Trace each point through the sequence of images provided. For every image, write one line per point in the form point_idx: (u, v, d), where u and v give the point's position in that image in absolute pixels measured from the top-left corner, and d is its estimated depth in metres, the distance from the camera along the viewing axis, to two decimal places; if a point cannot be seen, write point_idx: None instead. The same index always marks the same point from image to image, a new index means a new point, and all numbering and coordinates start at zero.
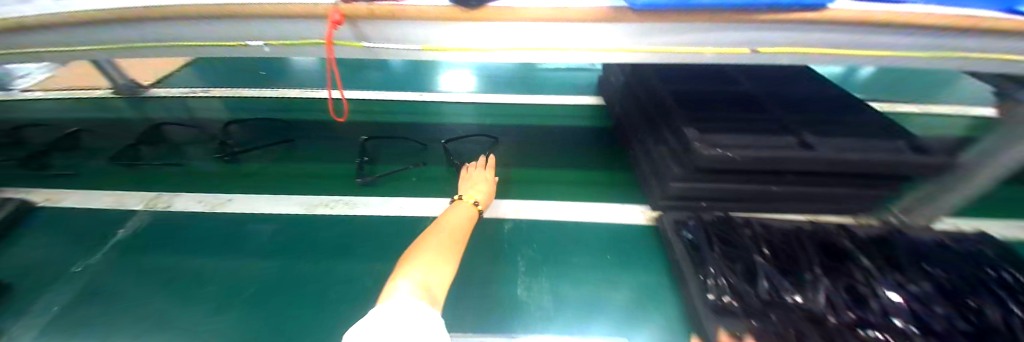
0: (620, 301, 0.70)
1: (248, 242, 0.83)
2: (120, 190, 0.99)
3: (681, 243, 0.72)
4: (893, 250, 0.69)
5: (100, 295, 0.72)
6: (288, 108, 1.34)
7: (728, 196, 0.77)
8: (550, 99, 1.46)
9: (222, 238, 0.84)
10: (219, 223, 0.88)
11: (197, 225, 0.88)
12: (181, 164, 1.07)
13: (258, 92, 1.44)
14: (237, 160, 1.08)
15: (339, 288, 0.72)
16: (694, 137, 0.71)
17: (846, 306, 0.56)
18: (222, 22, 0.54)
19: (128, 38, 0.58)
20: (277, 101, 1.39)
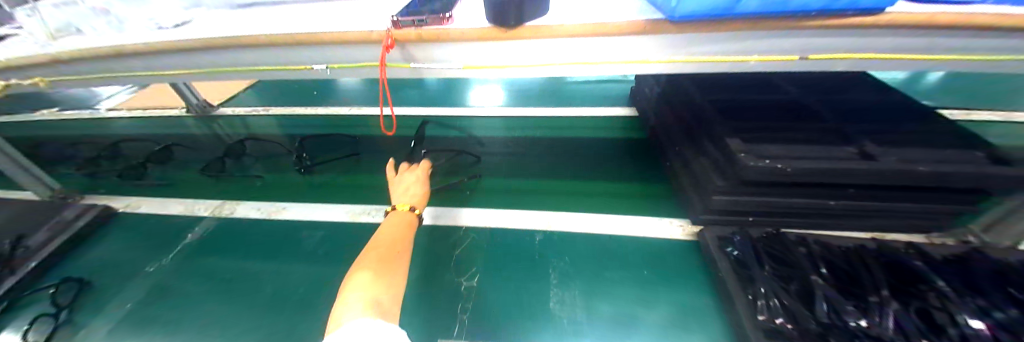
0: (661, 317, 0.67)
1: (297, 249, 0.88)
2: (191, 198, 1.09)
3: (724, 259, 0.69)
4: (978, 271, 0.62)
5: (172, 292, 0.79)
6: (334, 125, 1.45)
7: (779, 211, 0.73)
8: (578, 111, 1.46)
9: (274, 243, 0.91)
10: (272, 231, 0.95)
11: (252, 232, 0.95)
12: (243, 176, 1.17)
13: (309, 110, 1.56)
14: (313, 172, 1.16)
15: None
16: (738, 148, 0.68)
17: (920, 332, 0.51)
18: (287, 48, 0.60)
19: (213, 65, 0.65)
20: (325, 118, 1.50)
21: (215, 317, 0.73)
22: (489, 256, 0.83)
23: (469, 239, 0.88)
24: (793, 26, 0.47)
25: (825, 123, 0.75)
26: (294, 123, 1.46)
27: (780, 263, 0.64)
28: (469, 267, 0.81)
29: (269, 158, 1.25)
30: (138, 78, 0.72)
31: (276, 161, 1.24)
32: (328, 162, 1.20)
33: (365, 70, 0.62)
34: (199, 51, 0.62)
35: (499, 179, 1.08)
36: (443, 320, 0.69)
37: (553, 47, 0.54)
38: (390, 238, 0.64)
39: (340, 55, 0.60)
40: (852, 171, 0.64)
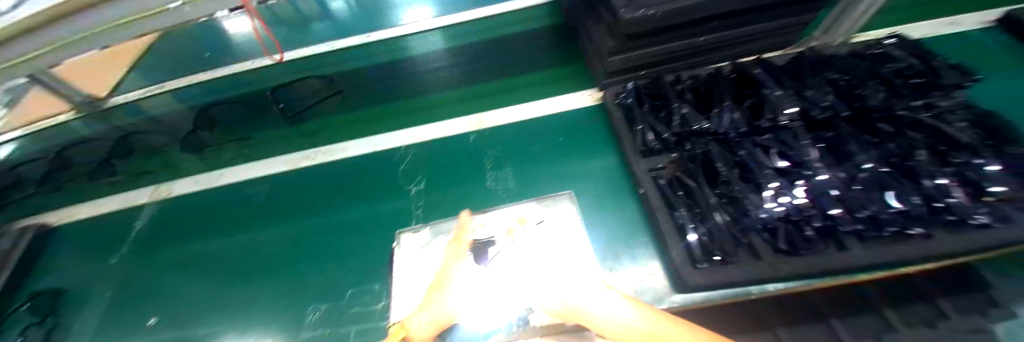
0: (576, 169, 0.84)
1: (254, 212, 0.94)
2: (123, 190, 1.06)
3: (619, 107, 0.83)
4: (805, 66, 0.78)
5: (151, 287, 0.86)
6: (230, 84, 1.21)
7: (663, 57, 0.84)
8: (506, 7, 1.31)
9: (232, 203, 0.97)
10: (221, 204, 0.97)
11: (200, 211, 0.97)
12: (167, 155, 1.11)
13: (194, 75, 1.24)
14: (302, 118, 1.10)
15: (346, 231, 0.84)
16: (619, 6, 0.73)
17: (746, 122, 0.70)
18: (120, 1, 0.48)
19: (68, 37, 0.53)
20: (215, 80, 1.23)
21: (213, 276, 0.85)
22: (430, 162, 0.92)
23: (407, 155, 0.95)
24: None
25: None
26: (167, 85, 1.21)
27: (658, 99, 0.79)
28: (415, 175, 0.90)
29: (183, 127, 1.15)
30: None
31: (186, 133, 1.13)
32: (314, 105, 1.12)
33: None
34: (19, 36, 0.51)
35: (430, 96, 1.09)
36: (401, 219, 0.83)
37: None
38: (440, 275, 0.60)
39: None
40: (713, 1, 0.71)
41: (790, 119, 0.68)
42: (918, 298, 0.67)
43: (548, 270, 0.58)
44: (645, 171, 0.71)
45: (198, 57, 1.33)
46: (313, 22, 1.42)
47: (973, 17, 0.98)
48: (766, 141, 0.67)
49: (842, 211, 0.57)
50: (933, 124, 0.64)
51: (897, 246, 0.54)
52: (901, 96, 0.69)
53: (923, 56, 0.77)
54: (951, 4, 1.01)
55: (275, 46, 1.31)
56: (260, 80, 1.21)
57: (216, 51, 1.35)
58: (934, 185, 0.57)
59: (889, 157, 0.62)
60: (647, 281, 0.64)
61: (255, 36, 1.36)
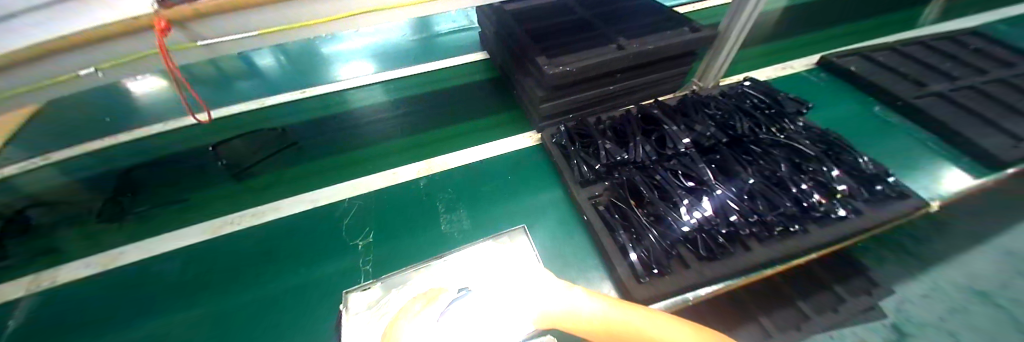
0: (525, 205, 0.88)
1: (158, 293, 0.76)
2: None
3: (555, 146, 0.92)
4: (692, 104, 0.96)
5: None
6: (138, 150, 1.09)
7: (585, 102, 0.97)
8: (444, 63, 1.43)
9: (121, 292, 0.77)
10: (109, 290, 0.77)
11: (77, 302, 0.76)
12: (34, 236, 0.88)
13: (93, 144, 1.11)
14: (251, 174, 1.00)
15: (286, 299, 0.74)
16: (543, 63, 0.86)
17: (658, 151, 0.83)
18: (28, 67, 0.48)
19: None
20: (120, 147, 1.10)
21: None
22: (378, 212, 0.89)
23: (352, 208, 0.91)
24: None
25: (598, 31, 0.98)
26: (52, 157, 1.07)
27: (586, 137, 0.90)
28: (361, 228, 0.86)
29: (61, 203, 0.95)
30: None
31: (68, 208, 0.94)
32: (265, 159, 1.04)
33: (148, 62, 0.55)
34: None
35: (374, 146, 1.09)
36: (348, 277, 0.77)
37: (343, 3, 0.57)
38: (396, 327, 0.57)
39: (109, 55, 0.51)
40: (614, 58, 0.88)
41: (687, 147, 0.83)
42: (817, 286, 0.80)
43: (517, 290, 0.59)
44: (585, 200, 0.79)
45: (97, 124, 1.19)
46: (240, 79, 1.38)
47: (799, 62, 1.31)
48: (675, 165, 0.80)
49: (739, 216, 0.68)
50: (786, 142, 0.83)
51: (786, 241, 0.67)
52: (760, 122, 0.89)
53: (769, 91, 1.01)
54: (782, 54, 1.35)
55: (197, 106, 1.24)
56: (178, 144, 1.11)
57: (120, 116, 1.22)
58: (799, 190, 0.73)
59: (762, 170, 0.78)
60: None
61: (171, 98, 1.27)
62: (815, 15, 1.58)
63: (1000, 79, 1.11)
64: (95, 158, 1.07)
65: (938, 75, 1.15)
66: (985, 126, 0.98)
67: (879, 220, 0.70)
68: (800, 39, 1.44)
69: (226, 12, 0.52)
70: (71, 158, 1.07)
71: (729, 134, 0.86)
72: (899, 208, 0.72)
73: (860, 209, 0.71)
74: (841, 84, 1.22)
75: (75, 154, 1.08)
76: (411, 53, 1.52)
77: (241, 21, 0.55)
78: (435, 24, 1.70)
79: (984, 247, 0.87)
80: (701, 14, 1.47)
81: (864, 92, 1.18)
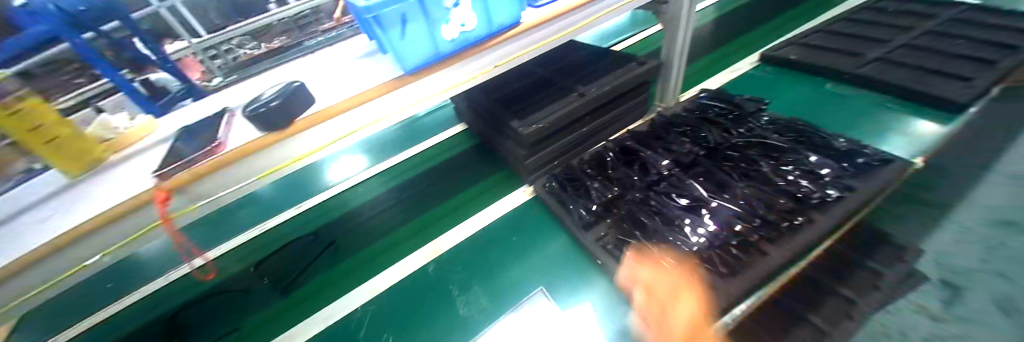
0: (536, 263, 0.88)
1: None
2: None
3: (548, 197, 0.95)
4: (662, 126, 1.02)
5: None
6: (143, 307, 1.06)
7: (565, 148, 1.02)
8: (428, 143, 1.50)
9: None
10: None
11: None
12: None
13: (96, 314, 1.09)
14: (298, 284, 1.02)
15: None
16: (515, 126, 0.93)
17: (644, 178, 0.87)
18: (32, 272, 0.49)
19: None
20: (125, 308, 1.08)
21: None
22: (395, 310, 0.87)
23: (368, 314, 0.88)
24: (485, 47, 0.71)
25: (558, 84, 1.07)
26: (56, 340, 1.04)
27: (576, 181, 0.94)
28: (381, 332, 0.83)
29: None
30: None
31: None
32: (307, 268, 1.05)
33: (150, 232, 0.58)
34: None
35: (378, 240, 1.09)
36: None
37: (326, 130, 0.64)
38: None
39: (114, 236, 0.54)
40: (578, 106, 0.95)
41: (669, 168, 0.87)
42: (849, 263, 0.76)
43: None
44: (592, 244, 0.79)
45: (99, 291, 1.18)
46: (236, 209, 1.41)
47: (747, 62, 1.42)
48: (665, 189, 0.82)
49: (742, 224, 0.70)
50: (759, 140, 0.88)
51: (797, 235, 0.67)
52: (728, 128, 0.94)
53: (724, 96, 1.08)
54: (730, 58, 1.47)
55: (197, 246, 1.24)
56: (181, 289, 1.08)
57: (121, 277, 1.21)
58: (787, 182, 0.76)
59: (746, 172, 0.81)
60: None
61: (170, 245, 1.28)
62: (745, 17, 1.75)
63: (926, 31, 1.22)
64: (98, 330, 1.04)
65: (871, 41, 1.26)
66: (931, 76, 1.05)
67: (873, 191, 0.72)
68: (740, 41, 1.58)
69: (223, 167, 0.56)
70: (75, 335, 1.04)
71: (704, 145, 0.91)
72: (887, 173, 0.75)
73: (852, 185, 0.73)
74: (790, 72, 1.32)
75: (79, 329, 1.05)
76: (395, 141, 1.59)
77: (239, 171, 0.59)
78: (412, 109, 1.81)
79: (993, 177, 0.86)
80: (646, 44, 1.62)
81: (813, 73, 1.27)
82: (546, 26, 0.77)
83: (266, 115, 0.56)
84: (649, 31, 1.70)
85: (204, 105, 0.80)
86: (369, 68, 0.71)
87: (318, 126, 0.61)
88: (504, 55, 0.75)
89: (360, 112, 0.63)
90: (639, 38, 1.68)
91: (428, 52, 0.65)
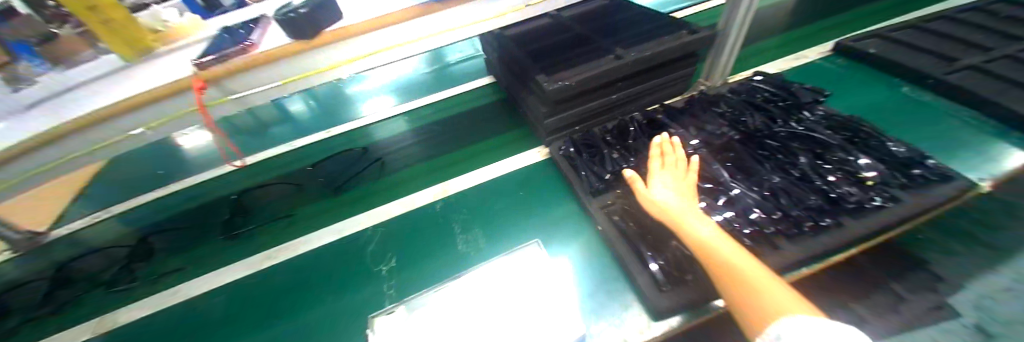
0: (538, 219, 0.88)
1: (208, 317, 0.84)
2: (42, 333, 0.87)
3: (561, 158, 0.93)
4: (701, 104, 0.95)
5: None
6: (185, 197, 1.19)
7: (590, 113, 0.97)
8: (455, 90, 1.50)
9: (175, 326, 0.84)
10: (168, 320, 0.86)
11: (143, 329, 0.84)
12: (94, 282, 0.96)
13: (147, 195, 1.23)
14: (348, 188, 1.10)
15: (311, 330, 0.76)
16: (542, 80, 0.88)
17: None
18: (76, 135, 0.54)
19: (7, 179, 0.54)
20: (170, 194, 1.22)
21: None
22: (399, 237, 0.92)
23: (375, 237, 0.94)
24: None
25: (595, 44, 0.99)
26: (109, 212, 1.19)
27: (593, 147, 0.91)
28: (384, 254, 0.89)
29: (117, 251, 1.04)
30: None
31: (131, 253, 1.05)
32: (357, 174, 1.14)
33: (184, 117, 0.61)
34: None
35: (393, 174, 1.13)
36: (373, 303, 0.79)
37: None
38: None
39: (150, 116, 0.57)
40: (612, 68, 0.88)
41: (698, 148, 0.81)
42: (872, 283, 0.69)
43: (525, 307, 0.64)
44: (597, 210, 0.78)
45: (151, 176, 1.33)
46: (273, 125, 1.49)
47: (816, 51, 1.26)
48: None
49: (761, 214, 0.66)
50: (807, 133, 0.80)
51: (821, 237, 0.62)
52: (775, 116, 0.86)
53: (780, 82, 0.98)
54: (798, 44, 1.31)
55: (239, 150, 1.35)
56: (217, 188, 1.20)
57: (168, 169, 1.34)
58: (826, 182, 0.69)
59: (781, 165, 0.75)
60: (624, 317, 0.65)
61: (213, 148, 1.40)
62: (828, 1, 1.53)
63: None
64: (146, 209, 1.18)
65: (970, 47, 1.08)
66: None
67: (926, 205, 0.64)
68: (816, 26, 1.40)
69: (258, 65, 0.59)
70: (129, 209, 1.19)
71: (743, 131, 0.84)
72: (944, 191, 0.65)
73: (901, 196, 0.65)
74: (865, 68, 1.16)
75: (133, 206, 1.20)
76: (424, 85, 1.60)
77: (271, 73, 0.61)
78: (446, 54, 1.78)
79: None
80: (704, 16, 1.47)
81: (891, 74, 1.12)
82: None
83: (296, 23, 0.57)
84: (711, 3, 1.54)
85: (242, 12, 0.81)
86: None
87: (343, 41, 0.61)
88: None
89: (386, 33, 0.63)
90: (698, 9, 1.53)
91: None
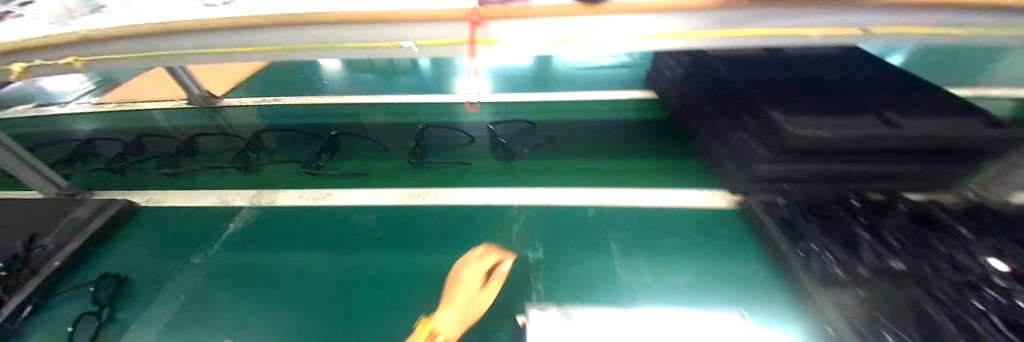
0: (716, 271, 0.75)
1: (356, 229, 0.90)
2: (235, 188, 1.08)
3: (773, 223, 0.79)
4: (984, 219, 0.74)
5: (201, 303, 0.73)
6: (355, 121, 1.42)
7: (816, 176, 0.82)
8: (605, 96, 1.48)
9: (326, 225, 0.91)
10: (320, 216, 0.94)
11: (299, 217, 0.94)
12: (279, 162, 1.19)
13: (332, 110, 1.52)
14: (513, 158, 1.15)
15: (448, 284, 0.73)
16: (778, 118, 0.77)
17: (949, 270, 0.62)
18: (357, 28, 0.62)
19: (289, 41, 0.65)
20: (346, 115, 1.48)
21: (271, 309, 0.71)
22: (549, 229, 0.86)
23: (518, 216, 0.90)
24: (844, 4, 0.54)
25: (847, 96, 0.83)
26: (310, 112, 1.51)
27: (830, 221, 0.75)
28: (529, 240, 0.83)
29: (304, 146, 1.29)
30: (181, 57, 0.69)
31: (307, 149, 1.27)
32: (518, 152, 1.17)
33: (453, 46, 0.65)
34: (260, 27, 0.62)
35: (539, 158, 1.15)
36: (519, 287, 0.72)
37: (616, 24, 0.60)
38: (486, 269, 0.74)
39: (421, 34, 0.62)
40: (880, 134, 0.73)
41: (1003, 276, 0.60)
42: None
43: None
44: (827, 302, 0.62)
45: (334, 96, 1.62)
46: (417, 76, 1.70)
47: None
48: (986, 297, 0.57)
49: None
50: None
51: None
52: None
53: None
54: None
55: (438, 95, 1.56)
56: (381, 123, 1.41)
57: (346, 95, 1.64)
58: None
59: None
60: None
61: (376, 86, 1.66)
62: None
63: None
64: (327, 123, 1.43)
65: None
66: None
67: None
68: None
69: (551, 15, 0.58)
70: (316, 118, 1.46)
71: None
72: None
73: None
74: None
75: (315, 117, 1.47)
76: (572, 83, 1.62)
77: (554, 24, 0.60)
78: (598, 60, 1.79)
79: None
80: None
81: None
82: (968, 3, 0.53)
83: None
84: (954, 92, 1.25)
85: None
86: None
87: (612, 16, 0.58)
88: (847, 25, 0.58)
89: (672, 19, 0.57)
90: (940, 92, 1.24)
91: None
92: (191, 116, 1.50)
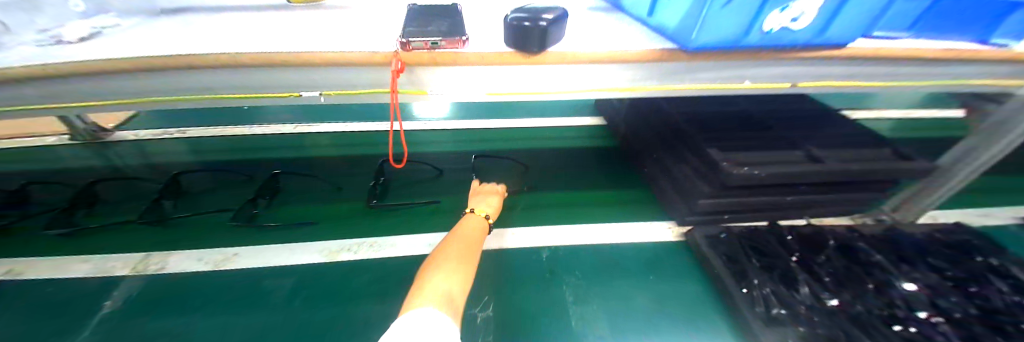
0: (668, 313, 0.74)
1: (279, 296, 0.78)
2: (121, 249, 0.88)
3: (717, 259, 0.79)
4: (897, 247, 0.82)
5: None
6: (291, 156, 1.27)
7: (750, 207, 0.85)
8: (558, 123, 1.49)
9: (245, 295, 0.78)
10: (237, 283, 0.81)
11: (210, 287, 0.80)
12: (186, 211, 1.00)
13: (263, 141, 1.35)
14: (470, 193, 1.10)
15: None
16: (717, 154, 0.79)
17: (875, 303, 0.67)
18: (258, 72, 0.52)
19: (176, 93, 0.54)
20: (281, 148, 1.32)
21: None
22: (503, 278, 0.80)
23: None
24: (771, 56, 0.57)
25: (775, 132, 0.88)
26: (233, 144, 1.33)
27: (763, 255, 0.79)
28: (481, 295, 0.76)
29: (220, 187, 1.11)
30: (13, 112, 0.53)
31: (223, 191, 1.09)
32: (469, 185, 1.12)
33: (367, 95, 0.58)
34: (124, 75, 0.49)
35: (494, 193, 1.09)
36: None
37: (559, 74, 0.57)
38: (469, 237, 0.67)
39: (338, 82, 0.55)
40: (805, 171, 0.77)
41: (915, 304, 0.67)
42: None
43: None
44: (773, 340, 0.63)
45: (263, 127, 1.45)
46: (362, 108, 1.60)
47: (999, 209, 1.09)
48: (906, 332, 0.63)
49: None
50: None
51: None
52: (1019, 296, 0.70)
53: (994, 247, 0.84)
54: (971, 193, 1.15)
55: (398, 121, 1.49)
56: (320, 157, 1.27)
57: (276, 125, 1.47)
58: None
59: None
60: None
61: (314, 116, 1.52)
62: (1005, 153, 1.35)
63: None
64: (251, 158, 1.25)
65: None
66: None
67: None
68: (989, 179, 1.23)
69: (487, 64, 0.54)
70: (239, 152, 1.28)
71: (952, 300, 0.68)
72: None
73: None
74: None
75: (239, 150, 1.29)
76: (525, 109, 1.62)
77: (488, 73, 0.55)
78: None
79: None
80: None
81: None
82: (861, 61, 0.60)
83: (527, 35, 0.49)
84: None
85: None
86: (622, 29, 0.62)
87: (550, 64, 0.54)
88: (774, 76, 0.61)
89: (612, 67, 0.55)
90: None
91: (730, 34, 0.52)
92: (74, 153, 1.24)
